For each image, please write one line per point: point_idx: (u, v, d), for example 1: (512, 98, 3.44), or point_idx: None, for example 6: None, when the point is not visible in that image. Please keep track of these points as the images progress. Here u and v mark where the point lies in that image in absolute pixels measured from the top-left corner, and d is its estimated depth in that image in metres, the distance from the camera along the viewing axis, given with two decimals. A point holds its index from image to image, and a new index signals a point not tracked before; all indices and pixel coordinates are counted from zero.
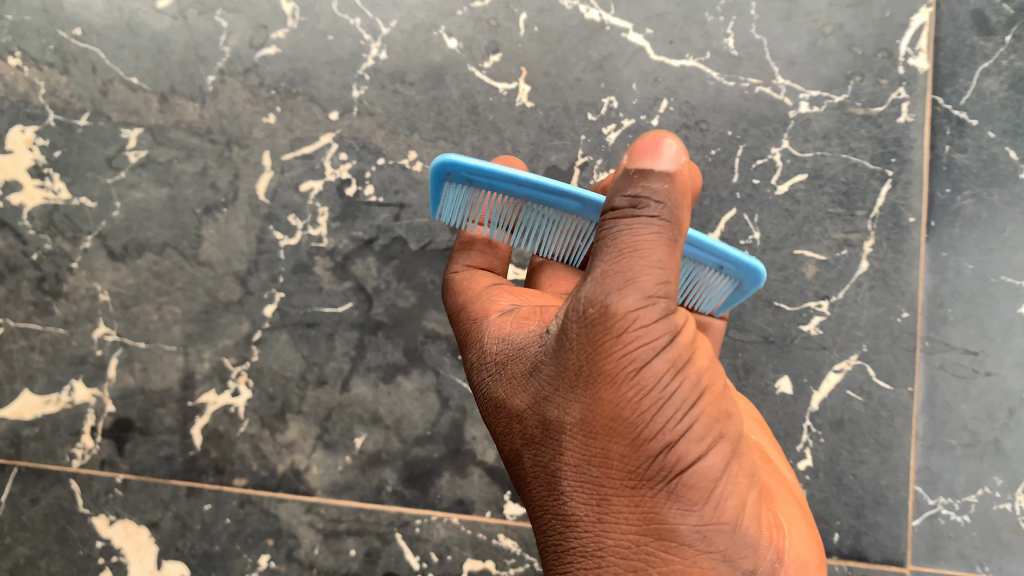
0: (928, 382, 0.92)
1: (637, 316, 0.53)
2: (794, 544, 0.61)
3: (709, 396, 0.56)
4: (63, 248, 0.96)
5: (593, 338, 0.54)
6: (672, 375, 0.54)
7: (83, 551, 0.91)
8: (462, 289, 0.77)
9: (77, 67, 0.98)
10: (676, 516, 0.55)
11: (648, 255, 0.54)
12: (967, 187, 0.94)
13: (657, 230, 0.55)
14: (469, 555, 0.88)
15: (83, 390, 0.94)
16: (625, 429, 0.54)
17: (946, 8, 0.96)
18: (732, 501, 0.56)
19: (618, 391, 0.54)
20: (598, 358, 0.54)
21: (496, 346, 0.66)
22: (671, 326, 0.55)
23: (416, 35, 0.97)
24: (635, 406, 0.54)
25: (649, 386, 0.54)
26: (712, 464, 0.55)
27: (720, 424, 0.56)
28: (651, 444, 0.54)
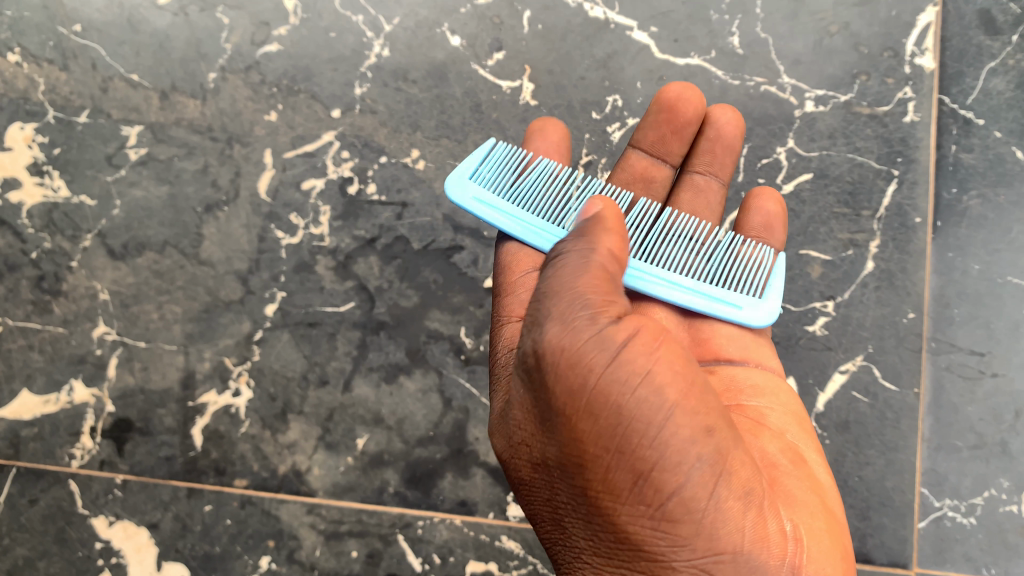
0: (934, 383, 0.91)
1: (575, 354, 0.59)
2: (813, 557, 0.59)
3: (683, 413, 0.57)
4: (63, 246, 0.95)
5: (542, 381, 0.61)
6: (628, 397, 0.57)
7: (82, 552, 0.91)
8: (506, 268, 0.78)
9: (77, 63, 0.97)
10: (664, 543, 0.57)
11: (569, 293, 0.63)
12: (973, 187, 0.93)
13: (583, 269, 0.65)
14: (471, 557, 0.87)
15: (83, 390, 0.93)
16: (594, 465, 0.58)
17: (952, 7, 0.95)
18: (722, 522, 0.57)
19: (574, 428, 0.58)
20: (555, 399, 0.60)
21: (506, 355, 0.73)
22: (615, 353, 0.59)
23: (419, 33, 0.96)
24: (592, 439, 0.58)
25: (603, 417, 0.58)
26: (687, 487, 0.56)
27: (698, 443, 0.57)
28: (623, 475, 0.57)
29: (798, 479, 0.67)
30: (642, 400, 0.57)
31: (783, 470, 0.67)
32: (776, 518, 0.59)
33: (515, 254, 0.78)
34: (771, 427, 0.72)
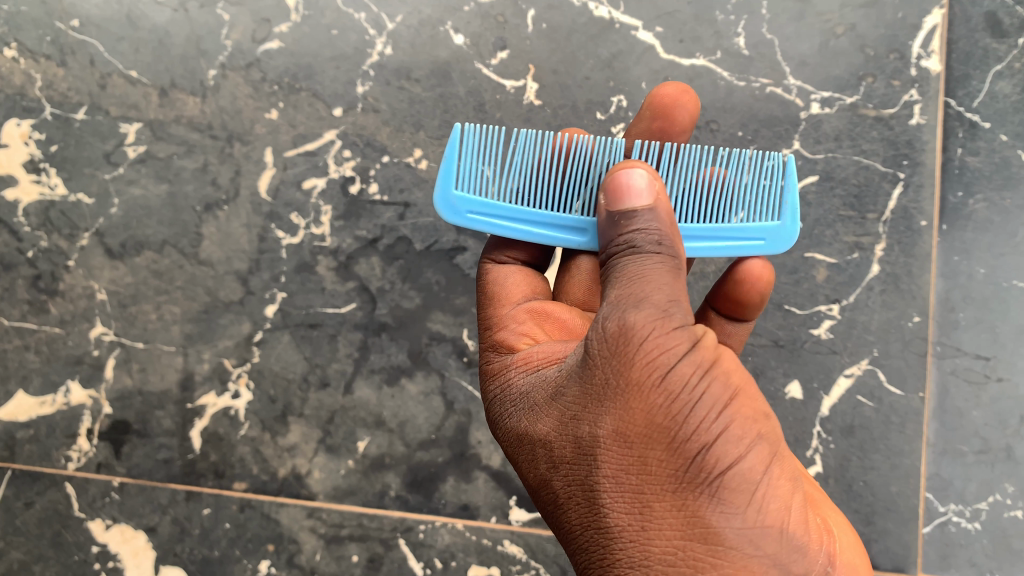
0: (939, 387, 0.91)
1: (658, 333, 0.55)
2: (843, 548, 0.58)
3: (743, 398, 0.56)
4: (60, 245, 0.94)
5: (619, 352, 0.55)
6: (701, 376, 0.55)
7: (78, 556, 0.90)
8: (494, 295, 0.75)
9: (75, 59, 0.95)
10: (719, 513, 0.52)
11: (655, 280, 0.58)
12: (979, 190, 0.93)
13: (666, 262, 0.59)
14: (474, 562, 0.87)
15: (80, 391, 0.92)
16: (662, 435, 0.54)
17: (959, 10, 0.94)
18: (774, 498, 0.53)
19: (649, 398, 0.54)
20: (626, 369, 0.55)
21: (525, 377, 0.67)
22: (695, 339, 0.56)
23: (422, 31, 0.95)
24: (666, 410, 0.54)
25: (682, 391, 0.54)
26: (751, 461, 0.53)
27: (757, 425, 0.55)
28: (691, 443, 0.53)
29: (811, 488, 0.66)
30: (719, 384, 0.55)
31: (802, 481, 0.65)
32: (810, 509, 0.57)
33: (505, 286, 0.76)
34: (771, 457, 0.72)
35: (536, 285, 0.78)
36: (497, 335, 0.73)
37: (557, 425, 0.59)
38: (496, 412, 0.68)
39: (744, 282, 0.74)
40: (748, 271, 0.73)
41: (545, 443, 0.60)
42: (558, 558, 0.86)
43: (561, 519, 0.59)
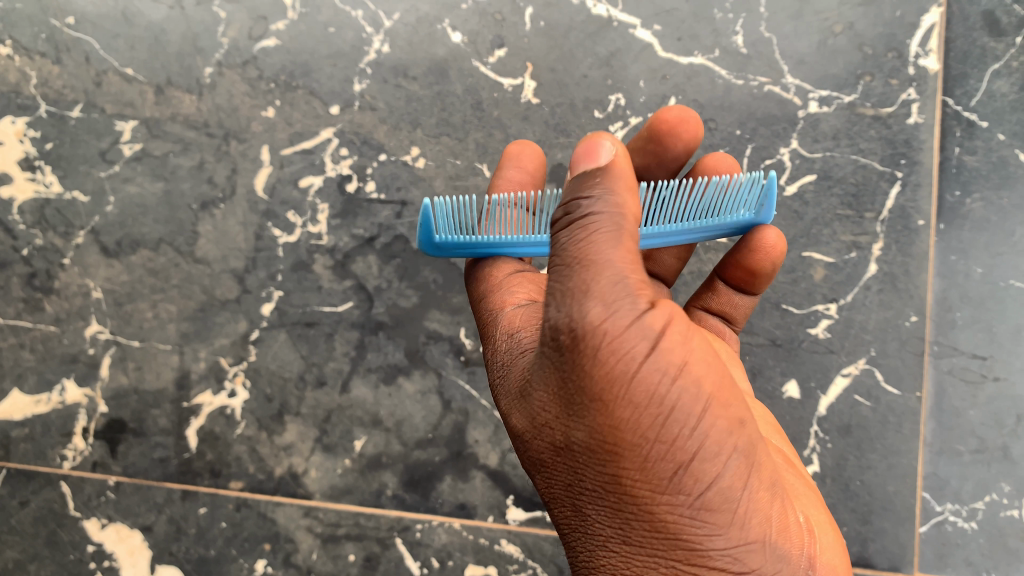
0: (936, 387, 0.91)
1: (613, 342, 0.52)
2: (826, 546, 0.58)
3: (717, 404, 0.54)
4: (55, 243, 0.93)
5: (578, 366, 0.54)
6: (668, 386, 0.52)
7: (74, 555, 0.89)
8: (485, 277, 0.75)
9: (70, 57, 0.95)
10: (700, 533, 0.53)
11: (608, 275, 0.54)
12: (976, 189, 0.93)
13: (611, 231, 0.56)
14: (471, 561, 0.86)
15: (75, 390, 0.92)
16: (631, 454, 0.53)
17: (957, 9, 0.94)
18: (755, 512, 0.54)
19: (613, 417, 0.53)
20: (585, 383, 0.53)
21: (506, 342, 0.68)
22: (655, 338, 0.53)
23: (419, 29, 0.95)
24: (632, 430, 0.53)
25: (648, 408, 0.52)
26: (725, 479, 0.53)
27: (732, 436, 0.53)
28: (664, 463, 0.53)
29: (795, 477, 0.66)
30: (684, 395, 0.53)
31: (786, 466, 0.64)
32: (794, 507, 0.57)
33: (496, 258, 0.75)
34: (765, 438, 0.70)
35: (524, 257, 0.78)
36: (493, 298, 0.73)
37: (532, 423, 0.60)
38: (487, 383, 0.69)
39: (758, 253, 0.74)
40: (762, 243, 0.73)
41: (524, 436, 0.61)
42: (555, 557, 0.86)
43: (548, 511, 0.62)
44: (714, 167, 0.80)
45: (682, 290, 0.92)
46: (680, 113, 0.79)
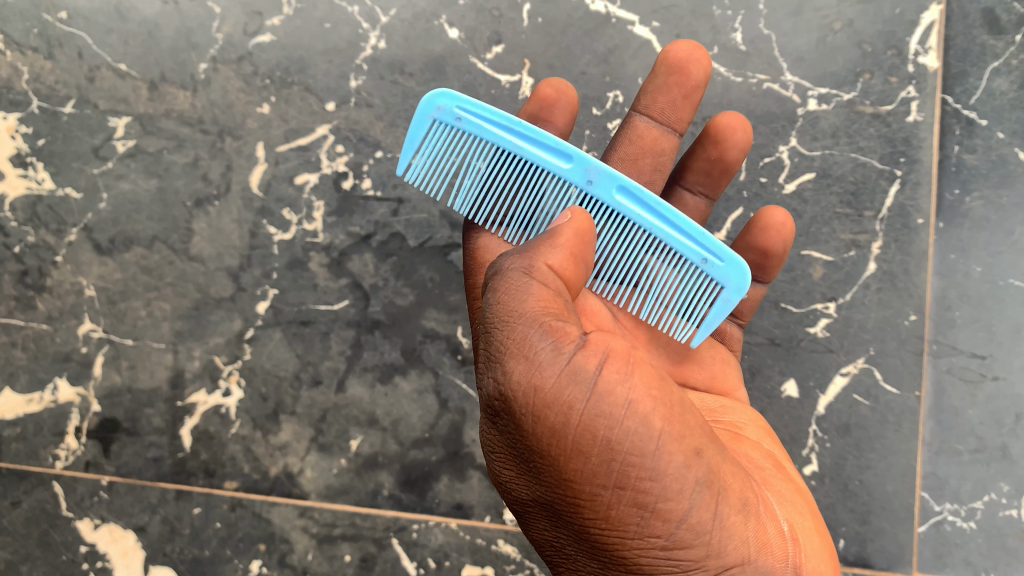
0: (935, 386, 0.90)
1: (545, 402, 0.57)
2: (809, 555, 0.62)
3: (671, 437, 0.57)
4: (47, 240, 0.92)
5: (522, 430, 0.59)
6: (613, 434, 0.56)
7: (66, 556, 0.89)
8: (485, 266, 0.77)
9: (63, 52, 0.94)
10: (675, 566, 0.59)
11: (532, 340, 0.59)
12: (976, 188, 0.92)
13: (543, 292, 0.61)
14: (468, 562, 0.86)
15: (68, 389, 0.91)
16: (592, 503, 0.58)
17: (957, 6, 0.93)
18: (729, 537, 0.58)
19: (565, 471, 0.58)
20: (535, 445, 0.59)
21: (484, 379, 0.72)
22: (594, 386, 0.57)
23: (416, 25, 0.94)
24: (586, 481, 0.57)
25: (594, 457, 0.57)
26: (694, 513, 0.57)
27: (691, 467, 0.57)
28: (624, 507, 0.57)
29: (784, 471, 0.69)
30: (631, 434, 0.56)
31: (770, 468, 0.68)
32: (768, 519, 0.61)
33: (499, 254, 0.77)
34: (749, 437, 0.73)
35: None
36: None
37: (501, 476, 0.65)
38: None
39: (768, 231, 0.79)
40: (770, 221, 0.79)
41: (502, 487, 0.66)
42: None
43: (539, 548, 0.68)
44: (728, 130, 0.80)
45: None
46: (689, 49, 0.80)
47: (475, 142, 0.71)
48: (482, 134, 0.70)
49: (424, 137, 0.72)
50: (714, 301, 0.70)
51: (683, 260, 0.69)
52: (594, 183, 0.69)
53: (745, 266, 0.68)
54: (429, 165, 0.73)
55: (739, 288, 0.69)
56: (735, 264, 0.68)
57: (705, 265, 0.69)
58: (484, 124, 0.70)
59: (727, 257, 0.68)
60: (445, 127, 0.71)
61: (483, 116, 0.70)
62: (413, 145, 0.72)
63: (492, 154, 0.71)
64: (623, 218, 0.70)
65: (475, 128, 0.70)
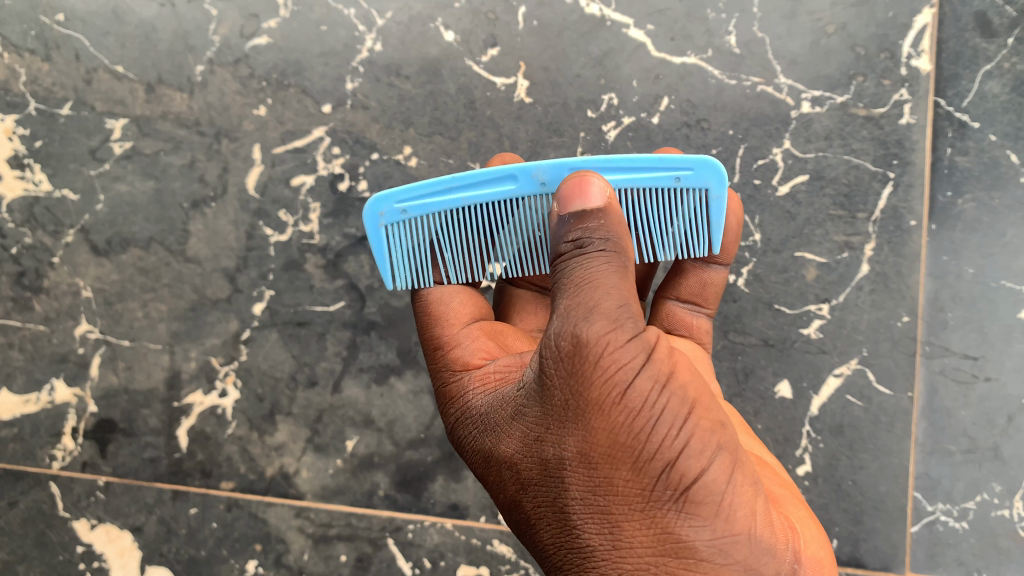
0: (928, 387, 0.91)
1: (612, 349, 0.55)
2: (806, 541, 0.60)
3: (700, 409, 0.57)
4: (44, 241, 0.93)
5: (573, 372, 0.55)
6: (660, 390, 0.55)
7: (64, 555, 0.89)
8: (442, 322, 0.72)
9: (60, 54, 0.94)
10: (690, 529, 0.54)
11: (604, 287, 0.57)
12: (968, 190, 0.93)
13: (612, 260, 0.59)
14: (463, 561, 0.86)
15: (64, 390, 0.91)
16: (625, 452, 0.54)
17: (949, 9, 0.94)
18: (741, 506, 0.55)
19: (610, 419, 0.54)
20: (583, 390, 0.55)
21: (483, 397, 0.66)
22: (648, 348, 0.56)
23: (412, 27, 0.94)
24: (629, 430, 0.54)
25: (641, 408, 0.54)
26: (715, 473, 0.54)
27: (716, 435, 0.56)
28: (656, 459, 0.54)
29: (771, 481, 0.69)
30: (672, 400, 0.55)
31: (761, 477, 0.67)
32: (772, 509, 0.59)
33: (450, 307, 0.72)
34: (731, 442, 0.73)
35: (481, 307, 0.75)
36: (452, 354, 0.71)
37: (523, 446, 0.59)
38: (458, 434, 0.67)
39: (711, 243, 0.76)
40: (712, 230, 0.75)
41: (512, 464, 0.60)
42: None
43: (532, 538, 0.59)
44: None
45: None
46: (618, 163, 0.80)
47: (431, 220, 0.67)
48: (431, 209, 0.66)
49: (384, 249, 0.68)
50: (708, 208, 0.65)
51: (659, 194, 0.65)
52: (548, 182, 0.64)
53: (717, 161, 0.64)
54: (411, 263, 0.70)
55: (722, 184, 0.64)
56: (707, 165, 0.64)
57: (680, 183, 0.64)
58: (426, 201, 0.66)
59: (696, 163, 0.64)
60: (397, 227, 0.68)
61: (423, 194, 0.66)
62: (382, 264, 0.68)
63: (448, 220, 0.67)
64: None
65: (423, 209, 0.67)
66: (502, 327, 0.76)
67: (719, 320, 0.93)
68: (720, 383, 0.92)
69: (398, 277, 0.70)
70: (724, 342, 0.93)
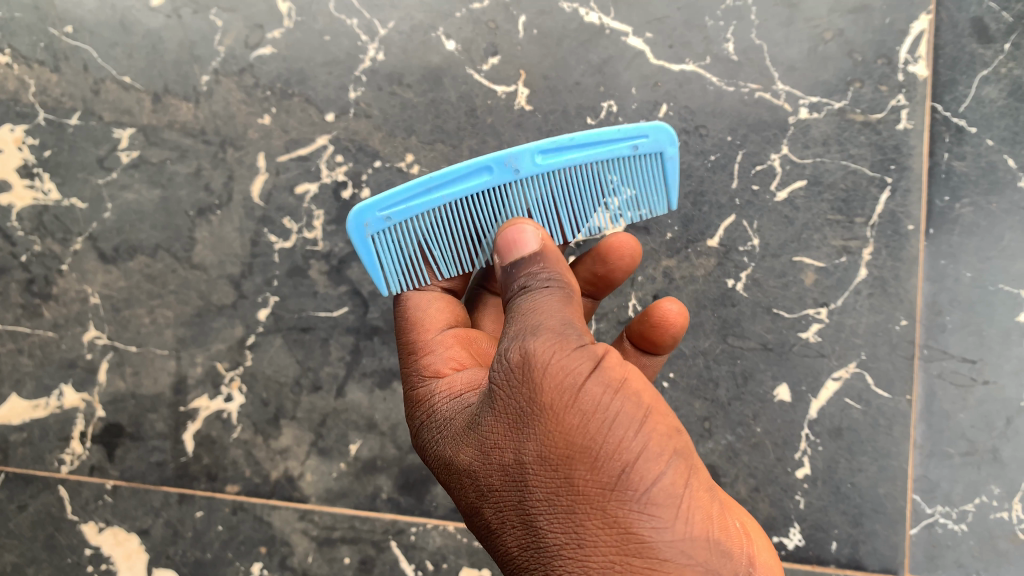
0: (926, 390, 0.92)
1: (559, 357, 0.58)
2: (758, 550, 0.61)
3: (656, 416, 0.59)
4: (53, 249, 0.94)
5: (526, 381, 0.58)
6: (611, 396, 0.57)
7: (72, 558, 0.90)
8: (418, 327, 0.74)
9: (69, 65, 0.96)
10: (651, 527, 0.54)
11: (546, 307, 0.61)
12: (965, 194, 0.94)
13: (556, 292, 0.63)
14: (465, 564, 0.88)
15: (73, 395, 0.93)
16: (583, 453, 0.55)
17: (946, 15, 0.95)
18: (697, 510, 0.56)
19: (565, 421, 0.56)
20: (538, 397, 0.57)
21: (448, 403, 0.67)
22: (595, 359, 0.59)
23: (413, 37, 0.96)
24: (584, 432, 0.56)
25: (594, 412, 0.56)
26: (671, 476, 0.56)
27: (671, 441, 0.58)
28: (612, 459, 0.55)
29: None
30: (625, 406, 0.57)
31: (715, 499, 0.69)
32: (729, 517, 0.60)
33: (427, 313, 0.74)
34: None
35: (458, 313, 0.77)
36: (424, 361, 0.72)
37: (478, 455, 0.60)
38: (423, 439, 0.68)
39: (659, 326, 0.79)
40: (663, 316, 0.79)
41: (471, 473, 0.60)
42: None
43: (495, 543, 0.59)
44: (616, 251, 0.80)
45: (674, 293, 0.94)
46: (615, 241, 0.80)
47: (415, 222, 0.68)
48: (414, 212, 0.68)
49: (374, 259, 0.69)
50: (664, 170, 0.70)
51: (621, 164, 0.69)
52: (521, 170, 0.67)
53: (667, 125, 0.68)
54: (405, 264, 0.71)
55: (675, 146, 0.69)
56: (659, 130, 0.68)
57: (639, 151, 0.68)
58: (407, 204, 0.67)
59: (650, 130, 0.68)
60: (383, 235, 0.69)
61: (404, 199, 0.67)
62: (376, 273, 0.69)
63: (431, 220, 0.68)
64: (556, 172, 0.68)
65: (407, 213, 0.68)
66: (478, 334, 0.78)
67: (718, 324, 0.93)
68: (719, 386, 0.93)
69: (388, 285, 0.71)
70: (723, 346, 0.93)
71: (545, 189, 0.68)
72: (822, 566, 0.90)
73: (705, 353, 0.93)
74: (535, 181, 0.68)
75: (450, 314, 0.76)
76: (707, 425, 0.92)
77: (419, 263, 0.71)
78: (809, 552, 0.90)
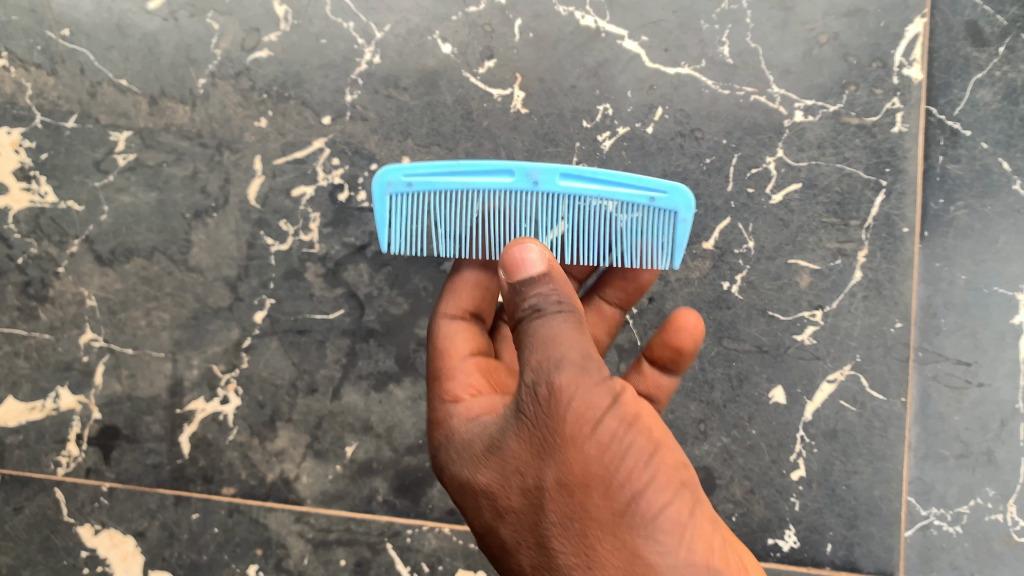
0: (921, 392, 0.92)
1: (582, 390, 0.57)
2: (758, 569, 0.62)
3: (666, 447, 0.59)
4: (50, 251, 0.94)
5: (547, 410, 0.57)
6: (626, 428, 0.58)
7: (68, 560, 0.90)
8: (444, 346, 0.76)
9: (65, 68, 0.95)
10: (658, 555, 0.55)
11: (565, 337, 0.59)
12: (960, 197, 0.94)
13: (569, 318, 0.61)
14: (460, 566, 0.88)
15: (69, 397, 0.92)
16: (598, 482, 0.56)
17: (941, 19, 0.95)
18: (702, 538, 0.57)
19: (583, 451, 0.57)
20: (559, 427, 0.57)
21: (465, 421, 0.67)
22: (613, 391, 0.59)
23: (410, 40, 0.96)
24: (601, 461, 0.56)
25: (610, 443, 0.57)
26: (678, 506, 0.57)
27: (679, 471, 0.59)
28: (626, 488, 0.56)
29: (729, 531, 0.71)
30: (638, 436, 0.58)
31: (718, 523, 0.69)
32: (731, 541, 0.61)
33: (453, 334, 0.77)
34: None
35: (483, 342, 0.80)
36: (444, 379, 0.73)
37: (499, 477, 0.61)
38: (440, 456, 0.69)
39: (681, 331, 0.80)
40: (683, 322, 0.80)
41: (489, 493, 0.62)
42: None
43: (509, 561, 0.62)
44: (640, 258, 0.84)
45: (669, 295, 0.94)
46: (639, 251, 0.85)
47: (432, 198, 0.72)
48: (432, 186, 0.72)
49: (385, 216, 0.73)
50: (675, 230, 0.72)
51: (634, 209, 0.72)
52: (540, 182, 0.71)
53: (686, 187, 0.71)
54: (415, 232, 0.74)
55: (689, 209, 0.72)
56: (677, 190, 0.72)
57: (654, 203, 0.72)
58: (430, 179, 0.72)
59: (669, 186, 0.72)
60: (401, 199, 0.73)
61: (429, 172, 0.72)
62: (382, 229, 0.73)
63: (447, 201, 0.72)
64: (571, 199, 0.72)
65: (428, 185, 0.72)
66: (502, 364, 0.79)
67: (713, 327, 0.93)
68: (714, 389, 0.93)
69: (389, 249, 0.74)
70: (718, 348, 0.93)
71: (559, 209, 0.72)
72: (817, 568, 0.90)
73: (700, 355, 0.93)
74: (552, 200, 0.72)
75: (475, 339, 0.78)
76: (702, 427, 0.92)
77: (422, 243, 0.74)
78: (804, 554, 0.90)
